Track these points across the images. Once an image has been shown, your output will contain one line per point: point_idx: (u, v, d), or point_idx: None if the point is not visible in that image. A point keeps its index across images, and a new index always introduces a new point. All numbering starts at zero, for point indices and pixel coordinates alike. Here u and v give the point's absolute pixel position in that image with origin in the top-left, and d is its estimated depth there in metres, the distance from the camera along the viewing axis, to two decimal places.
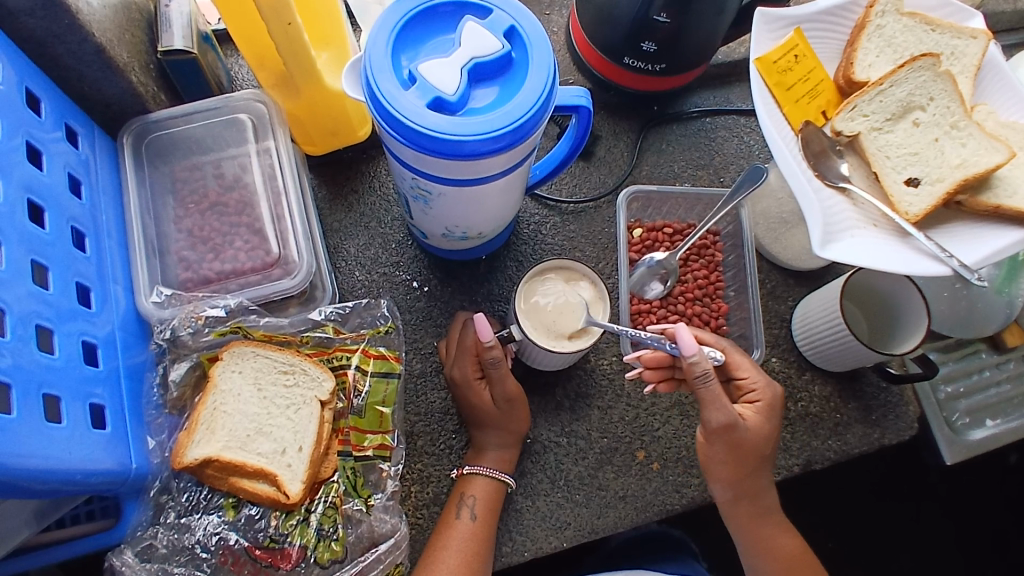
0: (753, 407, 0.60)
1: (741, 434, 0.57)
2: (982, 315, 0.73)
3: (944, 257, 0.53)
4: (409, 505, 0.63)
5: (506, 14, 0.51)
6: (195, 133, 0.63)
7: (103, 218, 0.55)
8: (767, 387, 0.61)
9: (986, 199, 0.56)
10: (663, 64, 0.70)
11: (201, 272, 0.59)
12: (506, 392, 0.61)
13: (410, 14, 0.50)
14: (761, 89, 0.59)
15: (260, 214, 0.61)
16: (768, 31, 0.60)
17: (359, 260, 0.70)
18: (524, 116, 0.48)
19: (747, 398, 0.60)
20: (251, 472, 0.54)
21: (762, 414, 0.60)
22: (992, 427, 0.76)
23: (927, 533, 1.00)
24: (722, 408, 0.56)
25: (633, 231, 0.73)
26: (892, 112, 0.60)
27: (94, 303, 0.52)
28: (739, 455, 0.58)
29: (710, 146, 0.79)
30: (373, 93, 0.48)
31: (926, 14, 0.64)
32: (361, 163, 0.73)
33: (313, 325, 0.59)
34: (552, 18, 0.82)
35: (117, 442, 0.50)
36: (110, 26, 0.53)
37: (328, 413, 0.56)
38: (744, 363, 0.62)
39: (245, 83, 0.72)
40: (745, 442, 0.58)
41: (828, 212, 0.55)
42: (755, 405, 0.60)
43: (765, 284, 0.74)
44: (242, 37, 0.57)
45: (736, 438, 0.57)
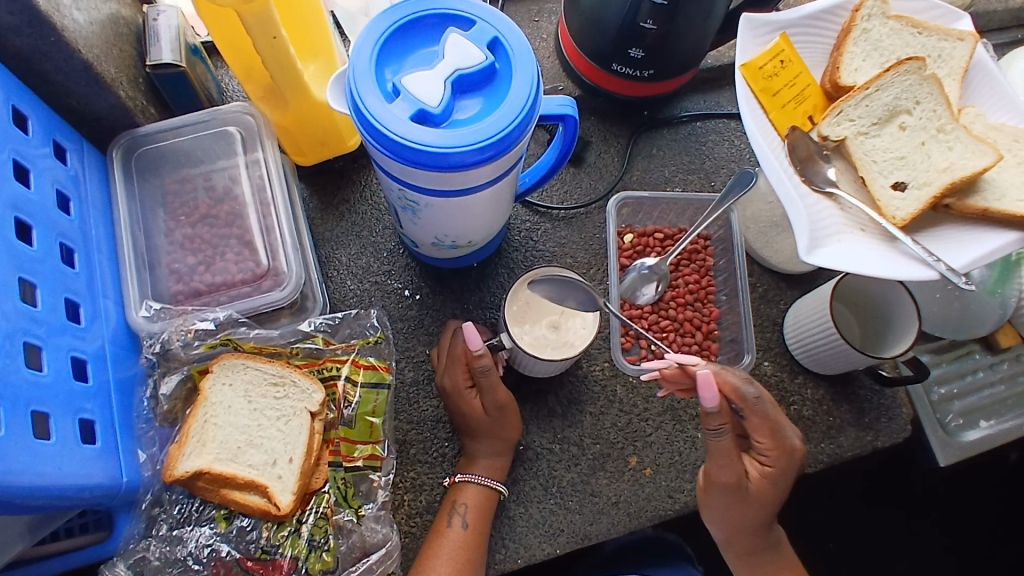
0: (761, 471, 0.57)
1: (737, 495, 0.57)
2: (975, 317, 0.73)
3: (932, 261, 0.52)
4: (402, 514, 0.63)
5: (489, 25, 0.51)
6: (184, 146, 0.63)
7: (93, 232, 0.56)
8: (784, 456, 0.56)
9: (973, 202, 0.56)
10: (651, 70, 0.70)
11: (192, 284, 0.59)
12: (497, 401, 0.61)
13: (393, 28, 0.51)
14: (748, 95, 0.59)
15: (250, 226, 0.61)
16: (754, 37, 0.60)
17: (350, 269, 0.70)
18: (508, 126, 0.48)
19: (759, 459, 0.57)
20: (242, 484, 0.54)
21: (765, 481, 0.57)
22: (986, 428, 0.76)
23: (926, 534, 1.00)
24: (723, 468, 0.56)
25: (624, 237, 0.73)
26: (879, 117, 0.60)
27: (84, 319, 0.52)
28: (732, 511, 0.59)
29: (700, 151, 0.79)
30: (357, 107, 0.48)
31: (912, 17, 0.64)
32: (352, 172, 0.73)
33: (303, 336, 0.60)
34: (541, 25, 0.83)
35: (108, 456, 0.50)
36: (97, 42, 0.54)
37: (319, 424, 0.56)
38: (764, 430, 0.56)
39: (236, 94, 0.72)
40: (740, 501, 0.58)
41: (814, 218, 0.55)
42: (762, 471, 0.57)
43: (757, 287, 0.74)
44: (228, 50, 0.58)
45: (730, 497, 0.58)
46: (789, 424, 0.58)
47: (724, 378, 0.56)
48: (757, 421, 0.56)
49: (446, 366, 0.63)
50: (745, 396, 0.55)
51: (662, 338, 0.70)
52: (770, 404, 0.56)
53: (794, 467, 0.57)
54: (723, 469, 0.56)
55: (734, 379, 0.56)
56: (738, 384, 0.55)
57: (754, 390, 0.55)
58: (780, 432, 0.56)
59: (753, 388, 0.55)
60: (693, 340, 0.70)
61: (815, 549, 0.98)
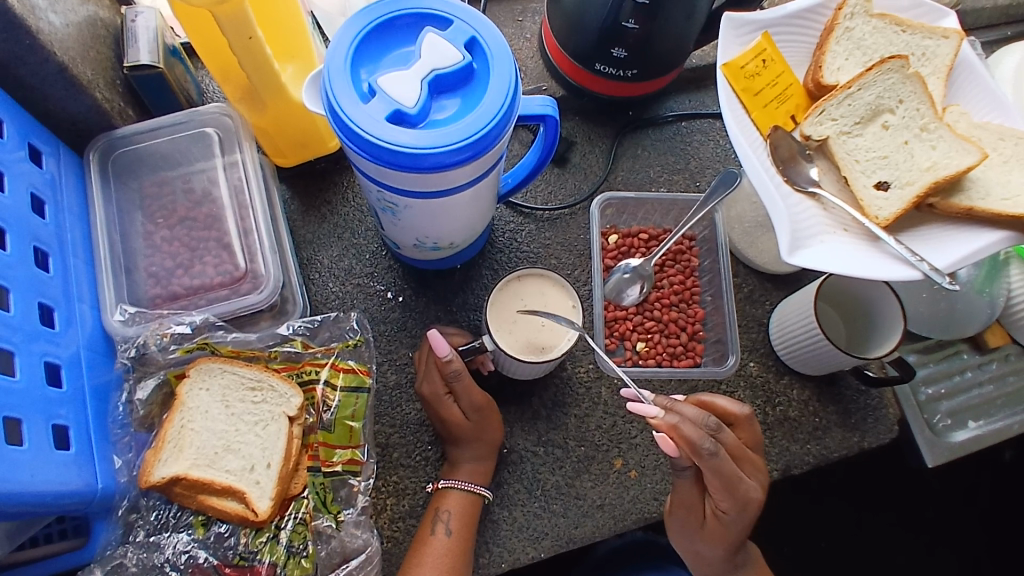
0: (717, 514, 0.57)
1: (694, 529, 0.58)
2: (963, 316, 0.73)
3: (915, 261, 0.52)
4: (385, 519, 0.62)
5: (467, 25, 0.51)
6: (161, 148, 0.63)
7: (69, 237, 0.55)
8: (737, 506, 0.55)
9: (958, 201, 0.55)
10: (635, 70, 0.70)
11: (170, 288, 0.58)
12: (474, 403, 0.61)
13: (369, 27, 0.50)
14: (729, 95, 0.59)
15: (228, 228, 0.61)
16: (736, 36, 0.59)
17: (333, 271, 0.69)
18: (486, 126, 0.48)
19: (716, 506, 0.56)
20: (220, 490, 0.53)
21: (719, 525, 0.57)
22: (974, 428, 0.75)
23: (920, 532, 0.99)
24: (680, 501, 0.58)
25: (608, 238, 0.73)
26: (861, 116, 0.60)
27: (59, 324, 0.51)
28: (693, 544, 0.59)
29: (686, 151, 0.79)
30: (333, 108, 0.48)
31: (896, 15, 0.63)
32: (334, 174, 0.73)
33: (281, 340, 0.59)
34: (526, 25, 0.82)
35: (83, 463, 0.49)
36: (73, 44, 0.53)
37: (298, 428, 0.55)
38: (719, 490, 0.54)
39: (216, 95, 0.72)
40: (698, 534, 0.58)
41: (796, 219, 0.55)
42: (717, 516, 0.57)
43: (742, 288, 0.74)
44: (205, 51, 0.57)
45: (688, 529, 0.59)
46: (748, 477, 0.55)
47: (681, 433, 0.51)
48: (713, 480, 0.53)
49: (428, 375, 0.62)
50: (701, 452, 0.51)
51: (647, 339, 0.70)
52: (727, 459, 0.53)
53: (750, 513, 0.56)
54: (681, 504, 0.58)
55: (692, 433, 0.51)
56: (693, 442, 0.51)
57: (710, 448, 0.51)
58: (733, 490, 0.54)
59: (710, 446, 0.51)
60: (678, 342, 0.70)
61: (808, 549, 0.98)
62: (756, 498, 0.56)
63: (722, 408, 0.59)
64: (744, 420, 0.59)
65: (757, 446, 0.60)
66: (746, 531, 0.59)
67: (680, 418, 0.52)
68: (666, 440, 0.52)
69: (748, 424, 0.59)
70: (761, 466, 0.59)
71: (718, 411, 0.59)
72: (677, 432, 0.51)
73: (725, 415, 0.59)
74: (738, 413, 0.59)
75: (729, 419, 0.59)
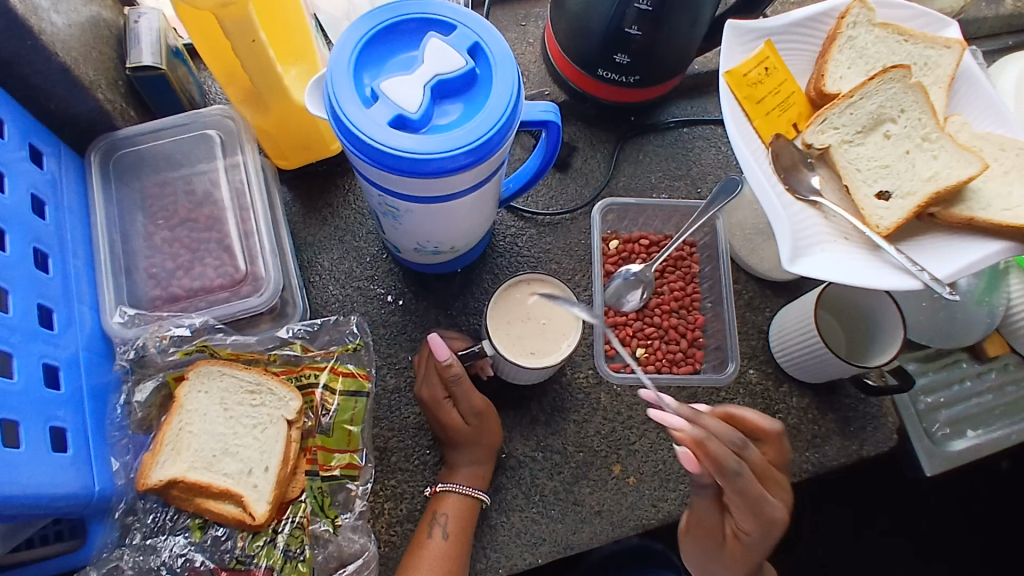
0: (738, 536, 0.56)
1: (714, 549, 0.57)
2: (962, 325, 0.73)
3: (916, 270, 0.52)
4: (382, 523, 0.62)
5: (470, 30, 0.51)
6: (163, 149, 0.63)
7: (69, 237, 0.55)
8: (760, 528, 0.54)
9: (959, 211, 0.55)
10: (638, 76, 0.70)
11: (170, 289, 0.58)
12: (474, 407, 0.61)
13: (373, 32, 0.50)
14: (732, 103, 0.59)
15: (229, 230, 0.60)
16: (739, 44, 0.59)
17: (333, 274, 0.69)
18: (487, 133, 0.48)
19: (737, 526, 0.55)
20: (217, 493, 0.53)
21: (740, 547, 0.56)
22: (973, 438, 0.75)
23: (918, 541, 0.99)
24: (701, 519, 0.57)
25: (609, 243, 0.73)
26: (863, 125, 0.60)
27: (58, 325, 0.51)
28: (712, 564, 0.59)
29: (687, 157, 0.79)
30: (335, 112, 0.48)
31: (898, 25, 0.63)
32: (335, 177, 0.72)
33: (280, 343, 0.59)
34: (529, 30, 0.82)
35: (81, 464, 0.49)
36: (75, 44, 0.53)
37: (296, 432, 0.55)
38: (741, 509, 0.53)
39: (218, 96, 0.72)
40: (717, 555, 0.57)
41: (797, 227, 0.55)
42: (739, 537, 0.56)
43: (742, 294, 0.74)
44: (208, 54, 0.57)
45: (705, 548, 0.58)
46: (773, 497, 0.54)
47: (706, 449, 0.50)
48: (736, 499, 0.52)
49: (430, 378, 0.62)
50: (725, 471, 0.50)
51: (647, 346, 0.70)
52: (751, 478, 0.52)
53: (774, 537, 0.55)
54: (702, 522, 0.58)
55: (716, 450, 0.50)
56: (717, 459, 0.50)
57: (735, 465, 0.50)
58: (757, 512, 0.53)
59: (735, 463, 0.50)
60: (678, 348, 0.70)
61: (805, 555, 0.98)
62: (782, 519, 0.54)
63: (751, 422, 0.59)
64: (773, 436, 0.58)
65: (783, 465, 0.59)
66: (767, 554, 0.57)
67: (706, 434, 0.51)
68: (689, 454, 0.51)
69: (776, 441, 0.58)
70: (786, 485, 0.58)
71: (746, 426, 0.59)
72: (702, 449, 0.50)
73: (753, 429, 0.59)
74: (767, 428, 0.58)
75: (757, 434, 0.58)
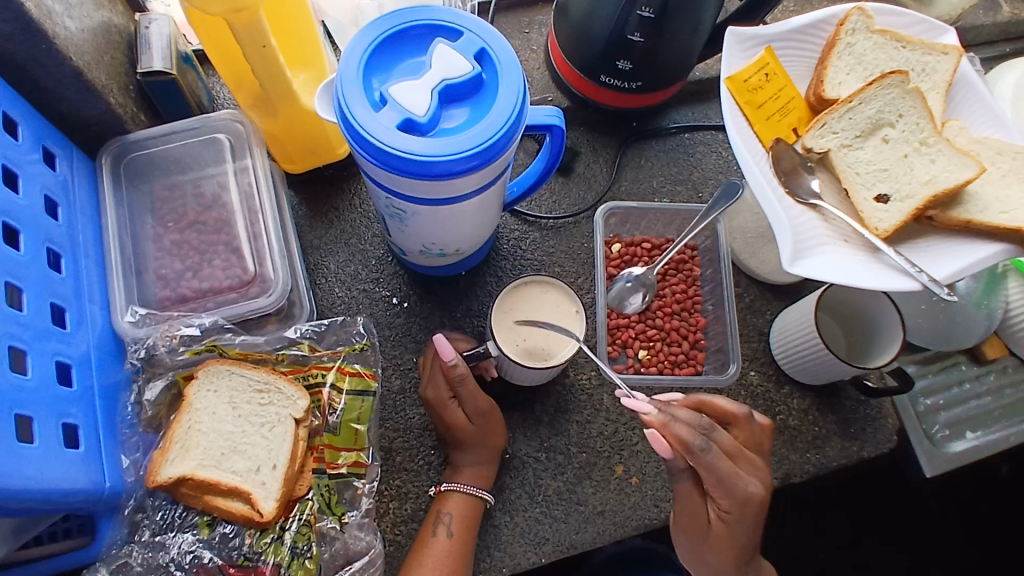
0: (720, 517, 0.56)
1: (700, 538, 0.57)
2: (961, 329, 0.74)
3: (914, 272, 0.53)
4: (387, 522, 0.63)
5: (478, 36, 0.52)
6: (173, 153, 0.64)
7: (81, 238, 0.56)
8: (738, 505, 0.54)
9: (956, 214, 0.56)
10: (639, 82, 0.71)
11: (179, 290, 0.59)
12: (479, 408, 0.62)
13: (382, 38, 0.51)
14: (733, 107, 0.59)
15: (237, 232, 0.61)
16: (740, 50, 0.60)
17: (339, 276, 0.70)
18: (494, 136, 0.49)
19: (717, 508, 0.56)
20: (225, 491, 0.54)
21: (724, 529, 0.56)
22: (972, 439, 0.76)
23: (919, 546, 1.00)
24: (684, 508, 0.58)
25: (611, 247, 0.74)
26: (861, 130, 0.61)
27: (70, 324, 0.52)
28: (703, 557, 0.58)
29: (688, 162, 0.80)
30: (345, 116, 0.49)
31: (896, 31, 0.64)
32: (341, 181, 0.73)
33: (288, 343, 0.60)
34: (532, 37, 0.83)
35: (92, 462, 0.50)
36: (88, 49, 0.54)
37: (304, 430, 0.56)
38: (716, 489, 0.54)
39: (226, 101, 0.73)
40: (705, 545, 0.57)
41: (798, 229, 0.56)
42: (721, 519, 0.56)
43: (743, 297, 0.75)
44: (219, 59, 0.58)
45: (693, 538, 0.58)
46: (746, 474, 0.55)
47: (672, 431, 0.53)
48: (707, 475, 0.53)
49: (435, 379, 0.63)
50: (692, 449, 0.53)
51: (649, 348, 0.71)
52: (719, 455, 0.53)
53: (753, 515, 0.55)
54: (685, 510, 0.58)
55: (681, 429, 0.52)
56: (682, 436, 0.52)
57: (699, 441, 0.52)
58: (732, 488, 0.54)
59: (699, 440, 0.52)
60: (680, 350, 0.71)
61: (807, 559, 0.98)
62: (757, 495, 0.55)
63: (722, 408, 0.59)
64: (744, 419, 0.59)
65: (758, 447, 0.60)
66: (754, 538, 0.57)
67: (672, 416, 0.54)
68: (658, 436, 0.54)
69: (747, 424, 0.59)
70: (761, 465, 0.58)
71: (716, 412, 0.60)
72: (666, 429, 0.53)
73: (723, 414, 0.60)
74: (737, 412, 0.59)
75: (729, 419, 0.59)
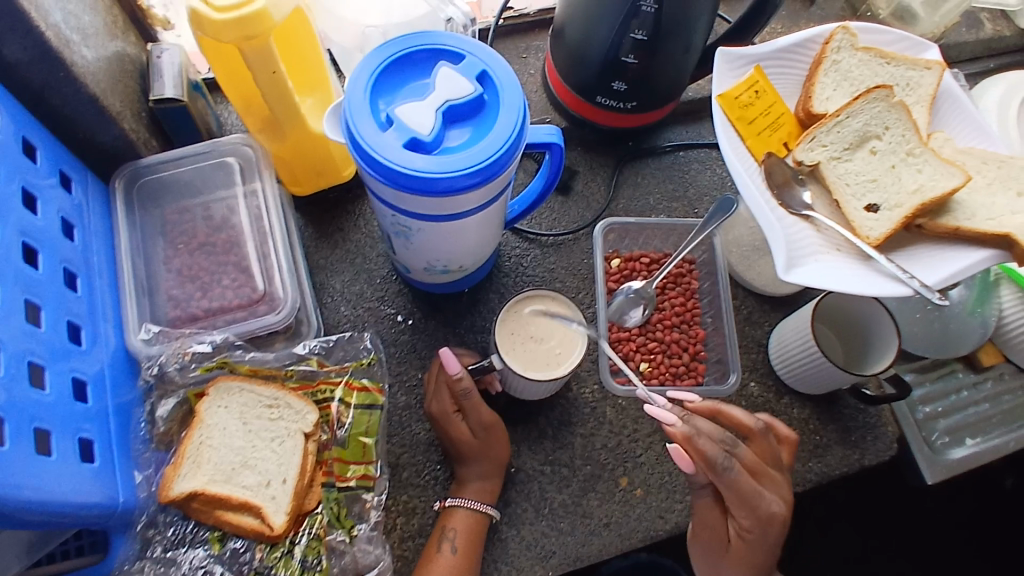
0: (740, 535, 0.56)
1: (719, 551, 0.58)
2: (956, 336, 0.76)
3: (906, 278, 0.54)
4: (394, 537, 0.63)
5: (479, 59, 0.55)
6: (183, 177, 0.65)
7: (95, 259, 0.58)
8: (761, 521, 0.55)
9: (945, 221, 0.58)
10: (634, 102, 0.73)
11: (190, 309, 0.61)
12: (482, 421, 0.63)
13: (387, 61, 0.54)
14: (724, 124, 0.62)
15: (247, 253, 0.63)
16: (729, 70, 0.63)
17: (344, 295, 0.72)
18: (496, 153, 0.51)
19: (738, 525, 0.56)
20: (236, 506, 0.54)
21: (745, 547, 0.56)
22: (971, 446, 0.77)
23: (929, 559, 0.99)
24: (704, 522, 0.59)
25: (611, 262, 0.76)
26: (849, 143, 0.63)
27: (85, 341, 0.53)
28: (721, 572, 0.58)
29: (684, 179, 0.82)
30: (352, 136, 0.51)
31: (880, 48, 0.67)
32: (346, 203, 0.75)
33: (296, 359, 0.61)
34: (529, 61, 0.85)
35: (106, 476, 0.51)
36: (103, 77, 0.57)
37: (313, 445, 0.57)
38: (739, 506, 0.54)
39: (234, 127, 0.75)
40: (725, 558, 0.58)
41: (792, 239, 0.58)
42: (742, 536, 0.56)
43: (742, 309, 0.76)
44: (229, 85, 0.60)
45: (711, 551, 0.59)
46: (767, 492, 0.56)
47: (695, 444, 0.53)
48: (730, 494, 0.54)
49: (439, 393, 0.64)
50: (717, 468, 0.53)
51: (650, 360, 0.72)
52: (742, 473, 0.53)
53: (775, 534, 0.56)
54: (706, 524, 0.59)
55: (706, 447, 0.53)
56: (706, 454, 0.52)
57: (723, 461, 0.52)
58: (756, 508, 0.54)
59: (723, 458, 0.52)
60: (680, 362, 0.72)
61: None
62: (778, 513, 0.55)
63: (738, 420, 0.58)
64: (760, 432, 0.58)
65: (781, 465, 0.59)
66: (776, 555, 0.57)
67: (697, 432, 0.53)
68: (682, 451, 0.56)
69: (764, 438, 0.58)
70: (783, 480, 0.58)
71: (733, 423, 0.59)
72: (690, 444, 0.53)
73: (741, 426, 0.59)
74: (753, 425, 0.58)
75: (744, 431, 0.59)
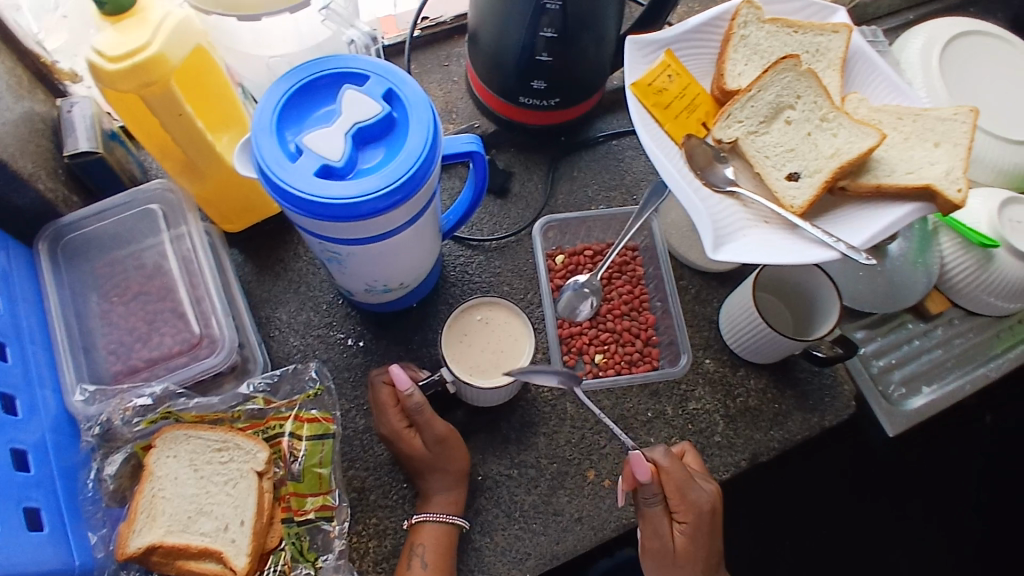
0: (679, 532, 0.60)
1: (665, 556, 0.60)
2: (904, 287, 0.76)
3: (831, 242, 0.55)
4: (367, 562, 0.63)
5: (383, 78, 0.55)
6: (109, 229, 0.65)
7: (24, 325, 0.57)
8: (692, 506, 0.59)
9: (866, 181, 0.59)
10: (557, 98, 0.74)
11: (130, 362, 0.60)
12: (437, 435, 0.62)
13: (290, 92, 0.53)
14: (640, 111, 0.61)
15: (181, 297, 0.63)
16: (640, 57, 0.63)
17: (292, 326, 0.71)
18: (411, 169, 0.51)
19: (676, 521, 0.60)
20: (196, 553, 0.55)
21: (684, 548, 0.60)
22: (930, 393, 0.78)
23: (910, 507, 1.01)
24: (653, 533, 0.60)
25: (555, 259, 0.76)
26: (764, 116, 0.63)
27: (21, 411, 0.52)
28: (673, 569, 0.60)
29: (619, 167, 0.83)
30: (264, 171, 0.50)
31: (786, 18, 0.67)
32: (283, 233, 0.75)
33: (242, 399, 0.61)
34: (452, 68, 0.84)
35: (57, 543, 0.50)
36: (10, 140, 0.55)
37: (268, 482, 0.57)
38: (671, 488, 0.59)
39: (160, 171, 0.75)
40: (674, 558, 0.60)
41: (718, 217, 0.58)
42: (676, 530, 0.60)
43: (689, 289, 0.77)
44: (140, 130, 0.60)
45: (661, 562, 0.61)
46: (699, 482, 0.60)
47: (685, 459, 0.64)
48: (669, 482, 0.59)
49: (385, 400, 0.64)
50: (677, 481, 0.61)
51: (604, 351, 0.73)
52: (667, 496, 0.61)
53: (706, 523, 0.60)
54: (654, 536, 0.60)
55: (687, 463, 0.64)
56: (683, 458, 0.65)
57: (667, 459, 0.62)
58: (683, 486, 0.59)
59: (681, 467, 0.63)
60: (634, 349, 0.73)
61: (803, 538, 0.99)
62: (708, 503, 0.60)
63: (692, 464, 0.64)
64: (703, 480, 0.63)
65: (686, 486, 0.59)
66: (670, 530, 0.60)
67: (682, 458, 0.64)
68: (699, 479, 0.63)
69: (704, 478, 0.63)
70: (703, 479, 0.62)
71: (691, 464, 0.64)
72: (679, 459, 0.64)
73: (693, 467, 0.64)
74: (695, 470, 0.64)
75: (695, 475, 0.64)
